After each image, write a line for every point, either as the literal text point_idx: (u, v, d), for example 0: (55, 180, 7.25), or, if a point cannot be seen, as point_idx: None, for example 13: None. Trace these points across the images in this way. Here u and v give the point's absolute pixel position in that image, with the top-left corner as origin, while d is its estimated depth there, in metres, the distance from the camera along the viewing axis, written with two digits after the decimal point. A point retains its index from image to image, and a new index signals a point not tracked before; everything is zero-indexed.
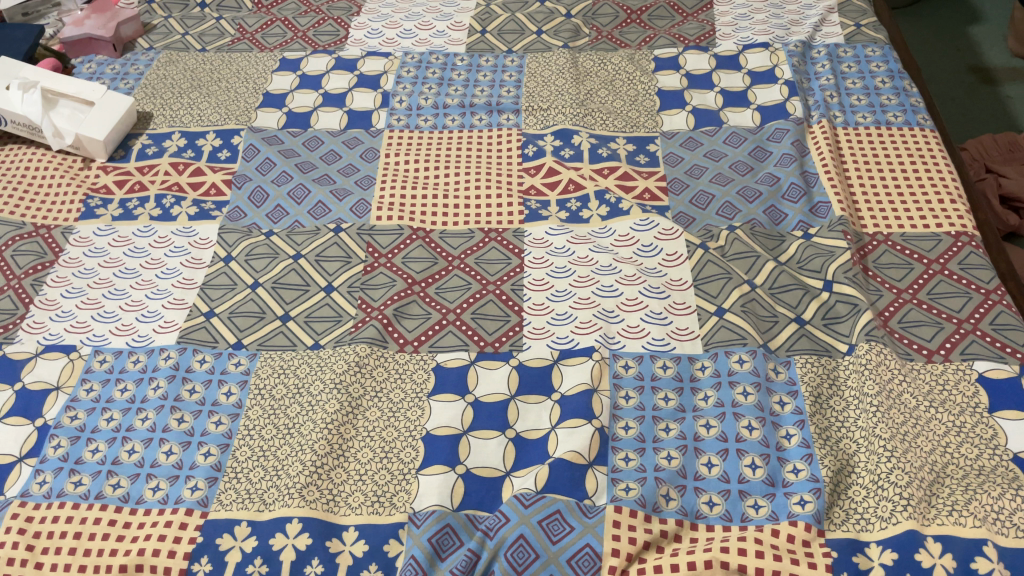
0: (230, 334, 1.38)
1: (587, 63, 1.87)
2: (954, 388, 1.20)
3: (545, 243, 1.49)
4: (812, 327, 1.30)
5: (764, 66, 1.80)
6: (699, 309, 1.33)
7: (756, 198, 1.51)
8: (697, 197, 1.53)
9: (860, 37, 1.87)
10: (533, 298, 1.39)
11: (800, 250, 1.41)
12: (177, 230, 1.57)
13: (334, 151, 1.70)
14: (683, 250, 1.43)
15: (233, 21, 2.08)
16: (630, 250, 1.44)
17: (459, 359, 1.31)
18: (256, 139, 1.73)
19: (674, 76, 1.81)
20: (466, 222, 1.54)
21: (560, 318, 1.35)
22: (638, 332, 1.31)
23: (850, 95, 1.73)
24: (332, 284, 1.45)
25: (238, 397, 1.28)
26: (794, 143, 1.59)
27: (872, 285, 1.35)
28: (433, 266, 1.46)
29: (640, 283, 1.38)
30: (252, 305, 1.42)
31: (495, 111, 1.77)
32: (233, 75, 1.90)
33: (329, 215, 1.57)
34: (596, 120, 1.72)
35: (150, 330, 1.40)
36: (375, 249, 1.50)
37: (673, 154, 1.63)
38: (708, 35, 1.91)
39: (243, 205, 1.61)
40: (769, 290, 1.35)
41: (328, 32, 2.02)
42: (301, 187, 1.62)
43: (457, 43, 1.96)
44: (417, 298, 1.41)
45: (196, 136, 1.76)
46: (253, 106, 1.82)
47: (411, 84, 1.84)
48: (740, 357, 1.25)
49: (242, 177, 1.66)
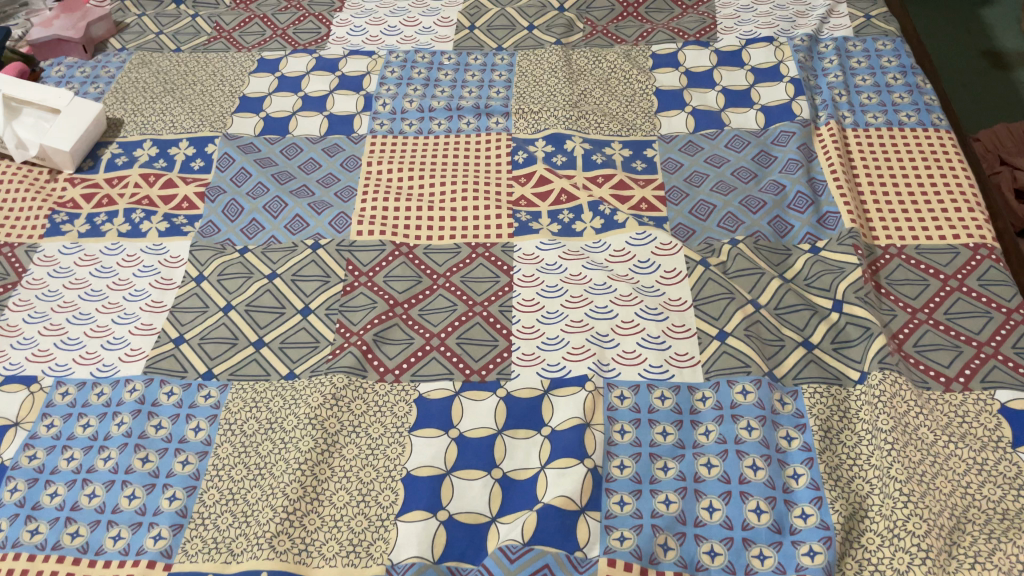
0: (200, 363, 1.30)
1: (581, 61, 1.77)
2: (975, 420, 1.11)
3: (536, 259, 1.40)
4: (821, 352, 1.21)
5: (767, 63, 1.70)
6: (699, 332, 1.24)
7: (760, 208, 1.42)
8: (697, 208, 1.44)
9: (870, 30, 1.76)
10: (522, 320, 1.31)
11: (807, 265, 1.32)
12: (147, 247, 1.48)
13: (313, 160, 1.61)
14: (682, 266, 1.34)
15: (209, 19, 1.98)
16: (626, 267, 1.36)
17: (443, 390, 1.22)
18: (231, 147, 1.64)
19: (673, 74, 1.71)
20: (452, 236, 1.45)
21: (550, 343, 1.27)
22: (634, 358, 1.23)
23: (860, 94, 1.63)
24: (309, 306, 1.36)
25: (207, 433, 1.20)
26: (800, 147, 1.49)
27: (885, 304, 1.26)
28: (416, 285, 1.38)
29: (636, 304, 1.29)
30: (224, 330, 1.34)
31: (484, 114, 1.67)
32: (209, 78, 1.81)
33: (306, 230, 1.48)
34: (589, 123, 1.63)
35: (116, 358, 1.32)
36: (355, 267, 1.41)
37: (672, 160, 1.53)
38: (709, 28, 1.81)
39: (216, 219, 1.52)
40: (775, 311, 1.26)
41: (308, 29, 1.92)
42: (278, 200, 1.53)
43: (444, 40, 1.86)
44: (399, 321, 1.32)
45: (168, 144, 1.67)
46: (228, 111, 1.73)
47: (395, 85, 1.75)
48: (744, 388, 1.16)
49: (215, 188, 1.57)
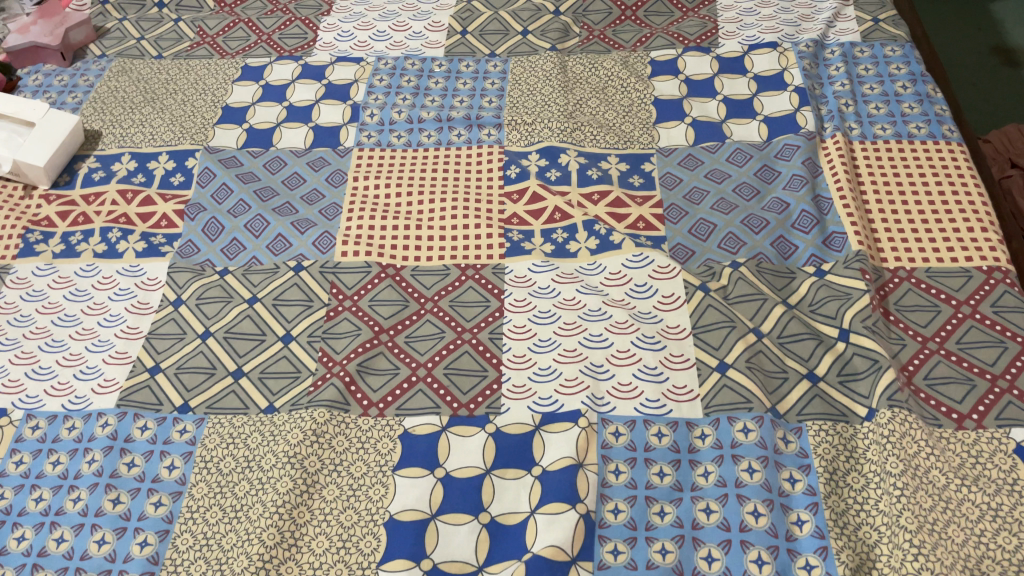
0: (175, 395, 1.24)
1: (577, 68, 1.70)
2: (989, 461, 1.05)
3: (528, 282, 1.33)
4: (826, 385, 1.15)
5: (771, 70, 1.63)
6: (699, 363, 1.18)
7: (762, 227, 1.35)
8: (696, 227, 1.38)
9: (878, 34, 1.69)
10: (513, 348, 1.25)
11: (812, 290, 1.26)
12: (123, 269, 1.43)
13: (298, 175, 1.55)
14: (681, 290, 1.27)
15: (192, 23, 1.91)
16: (621, 291, 1.29)
17: (430, 425, 1.16)
18: (212, 161, 1.58)
19: (672, 82, 1.64)
20: (440, 257, 1.39)
21: (542, 374, 1.21)
22: (630, 391, 1.17)
23: (867, 103, 1.56)
24: (290, 333, 1.30)
25: (181, 471, 1.15)
26: (805, 162, 1.43)
27: (894, 332, 1.20)
28: (402, 310, 1.32)
29: (632, 332, 1.23)
30: (201, 359, 1.28)
31: (475, 125, 1.60)
32: (191, 87, 1.75)
33: (289, 250, 1.42)
34: (585, 135, 1.56)
35: (88, 390, 1.26)
36: (339, 290, 1.35)
37: (670, 175, 1.47)
38: (710, 33, 1.74)
39: (196, 238, 1.46)
40: (778, 340, 1.20)
41: (294, 34, 1.86)
42: (259, 218, 1.47)
43: (435, 46, 1.79)
44: (384, 349, 1.27)
45: (147, 158, 1.60)
46: (210, 122, 1.66)
47: (384, 94, 1.68)
48: (745, 425, 1.10)
49: (195, 205, 1.51)
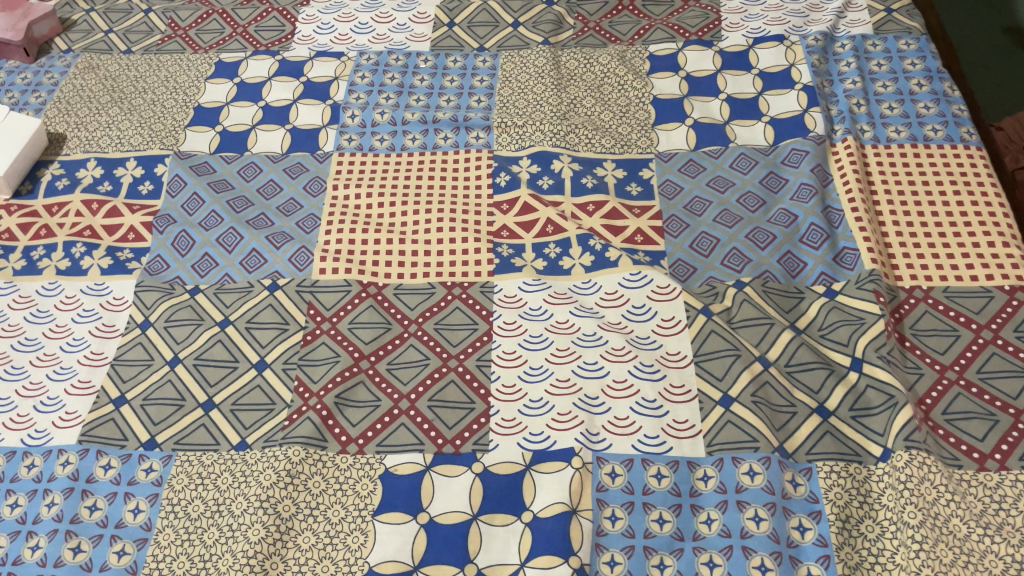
0: (142, 430, 1.16)
1: (570, 64, 1.60)
2: (1013, 508, 0.98)
3: (518, 303, 1.25)
4: (838, 421, 1.07)
5: (777, 66, 1.53)
6: (701, 396, 1.10)
7: (769, 242, 1.27)
8: (698, 242, 1.29)
9: (891, 26, 1.59)
10: (502, 377, 1.17)
11: (821, 312, 1.17)
12: (88, 287, 1.34)
13: (274, 183, 1.46)
14: (681, 313, 1.19)
15: (164, 14, 1.80)
16: (618, 314, 1.21)
17: (412, 464, 1.09)
18: (183, 168, 1.48)
19: (672, 79, 1.54)
20: (425, 274, 1.31)
21: (533, 406, 1.13)
22: (627, 427, 1.09)
23: (880, 102, 1.46)
24: (264, 359, 1.22)
25: (147, 516, 1.07)
26: (814, 170, 1.34)
27: (910, 361, 1.12)
28: (384, 333, 1.24)
29: (629, 360, 1.15)
30: (170, 389, 1.20)
31: (463, 128, 1.51)
32: (160, 85, 1.65)
33: (264, 267, 1.33)
34: (579, 138, 1.47)
35: (49, 423, 1.18)
36: (317, 311, 1.27)
37: (670, 183, 1.38)
38: (713, 25, 1.63)
39: (165, 253, 1.37)
40: (785, 369, 1.12)
41: (271, 26, 1.75)
42: (232, 232, 1.38)
43: (421, 39, 1.68)
44: (364, 379, 1.19)
45: (114, 164, 1.51)
46: (181, 124, 1.57)
47: (366, 93, 1.58)
48: (751, 467, 1.02)
49: (165, 217, 1.42)
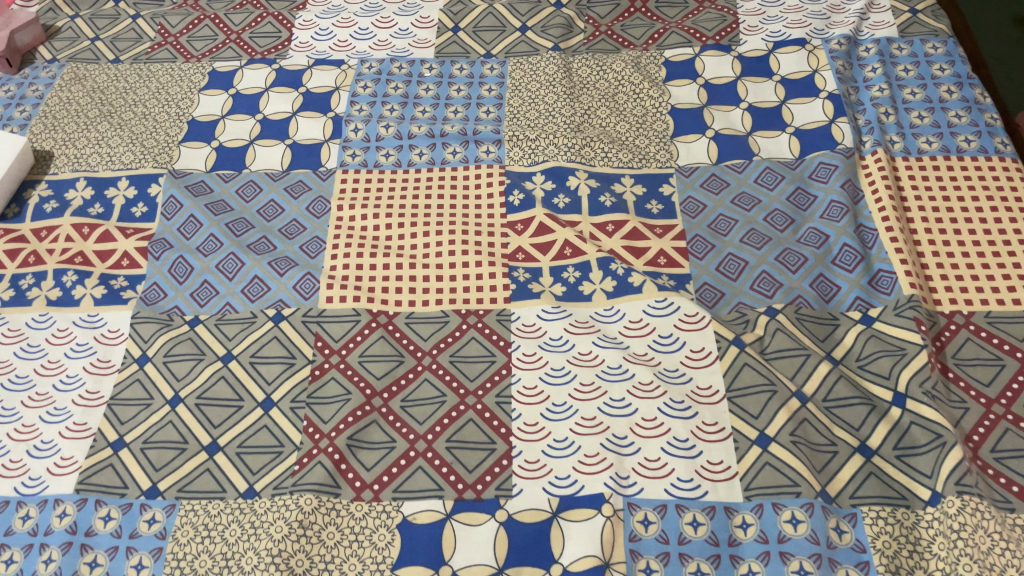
0: (143, 477, 1.10)
1: (583, 71, 1.53)
2: None
3: (538, 332, 1.19)
4: (882, 461, 1.01)
5: (799, 72, 1.47)
6: (736, 435, 1.05)
7: (800, 265, 1.20)
8: (724, 264, 1.23)
9: (916, 28, 1.53)
10: (523, 415, 1.10)
11: (859, 341, 1.12)
12: (81, 319, 1.27)
13: (274, 203, 1.38)
14: (711, 344, 1.13)
15: (152, 20, 1.72)
16: (644, 345, 1.15)
17: (432, 512, 1.03)
18: (178, 188, 1.41)
19: (690, 87, 1.48)
20: (438, 301, 1.24)
21: (558, 446, 1.07)
22: (659, 469, 1.03)
23: (909, 111, 1.40)
24: (270, 398, 1.15)
25: (151, 572, 1.01)
26: (845, 186, 1.28)
27: (954, 394, 1.06)
28: (397, 367, 1.17)
29: (658, 396, 1.09)
30: (171, 431, 1.14)
31: (472, 141, 1.44)
32: (152, 97, 1.57)
33: (267, 295, 1.26)
34: (595, 151, 1.40)
35: (44, 470, 1.11)
36: (325, 344, 1.20)
37: (692, 201, 1.32)
38: (731, 28, 1.56)
39: (162, 281, 1.30)
40: (824, 404, 1.06)
41: (266, 32, 1.67)
42: (233, 257, 1.31)
43: (424, 45, 1.61)
44: (378, 418, 1.12)
45: (105, 184, 1.43)
46: (175, 140, 1.49)
47: (368, 104, 1.51)
48: (794, 515, 0.97)
49: (160, 241, 1.34)
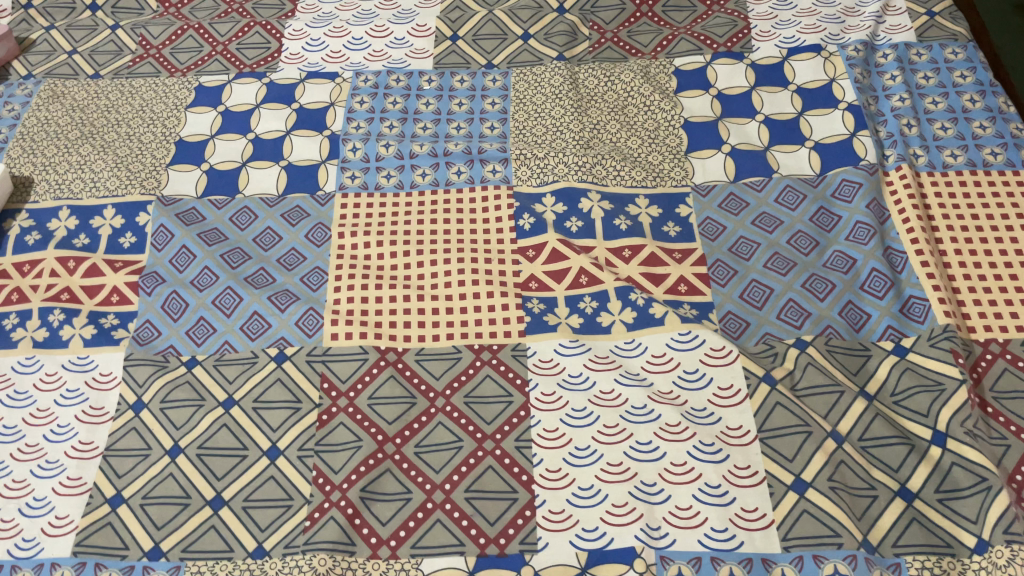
0: (144, 536, 1.03)
1: (589, 82, 1.46)
2: None
3: (556, 369, 1.13)
4: (924, 505, 0.97)
5: (816, 81, 1.41)
6: (770, 479, 1.00)
7: (827, 292, 1.15)
8: (748, 291, 1.17)
9: (935, 32, 1.47)
10: (545, 460, 1.05)
11: (893, 375, 1.07)
12: (70, 361, 1.19)
13: (271, 231, 1.31)
14: (740, 380, 1.07)
15: (133, 31, 1.64)
16: (668, 382, 1.09)
17: (454, 570, 0.97)
18: (168, 216, 1.33)
19: (703, 99, 1.41)
20: (449, 336, 1.18)
21: (583, 494, 1.01)
22: (691, 518, 0.98)
23: (932, 122, 1.34)
24: (276, 446, 1.09)
25: None
26: (870, 205, 1.22)
27: (995, 430, 1.02)
28: (409, 410, 1.11)
29: (687, 438, 1.04)
30: (172, 485, 1.07)
31: (477, 160, 1.37)
32: (135, 116, 1.48)
33: (268, 333, 1.19)
34: (607, 169, 1.34)
35: (38, 530, 1.04)
36: (332, 385, 1.14)
37: (711, 223, 1.26)
38: (742, 33, 1.50)
39: (155, 319, 1.23)
40: (860, 444, 1.01)
41: (254, 43, 1.59)
42: (230, 292, 1.24)
43: (422, 55, 1.54)
44: (392, 466, 1.06)
45: (90, 213, 1.35)
46: (162, 163, 1.41)
47: (366, 121, 1.44)
48: (836, 568, 0.92)
49: (151, 275, 1.27)
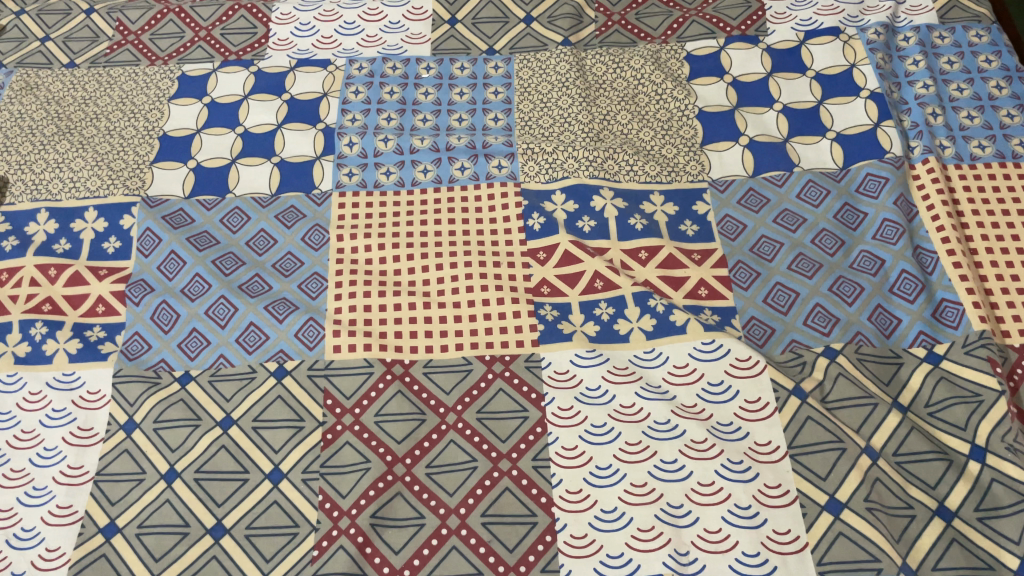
0: (141, 568, 0.97)
1: (597, 68, 1.39)
2: None
3: (573, 382, 1.07)
4: (964, 525, 0.93)
5: (835, 67, 1.34)
6: (803, 499, 0.95)
7: (855, 296, 1.10)
8: (773, 295, 1.12)
9: (957, 13, 1.41)
10: (565, 480, 1.00)
11: (928, 385, 1.02)
12: (55, 378, 1.12)
13: (265, 234, 1.24)
14: (769, 394, 1.02)
15: (109, 15, 1.54)
16: (692, 394, 1.04)
17: None
18: (155, 219, 1.25)
19: (717, 86, 1.34)
20: (458, 346, 1.12)
21: (606, 518, 0.96)
22: (722, 542, 0.93)
23: (958, 110, 1.28)
24: (279, 468, 1.03)
25: None
26: (897, 202, 1.17)
27: None
28: (419, 427, 1.05)
29: (714, 456, 0.99)
30: (169, 512, 1.01)
31: (482, 155, 1.30)
32: (115, 109, 1.39)
33: (266, 346, 1.13)
34: (619, 164, 1.27)
35: (28, 563, 0.98)
36: (336, 402, 1.08)
37: (730, 221, 1.20)
38: (757, 15, 1.43)
39: (144, 331, 1.16)
40: (895, 461, 0.97)
41: (240, 28, 1.50)
42: (224, 302, 1.16)
43: (419, 40, 1.46)
44: (403, 489, 1.01)
45: (71, 216, 1.27)
46: (146, 160, 1.33)
47: (362, 113, 1.36)
48: None
49: (139, 284, 1.20)
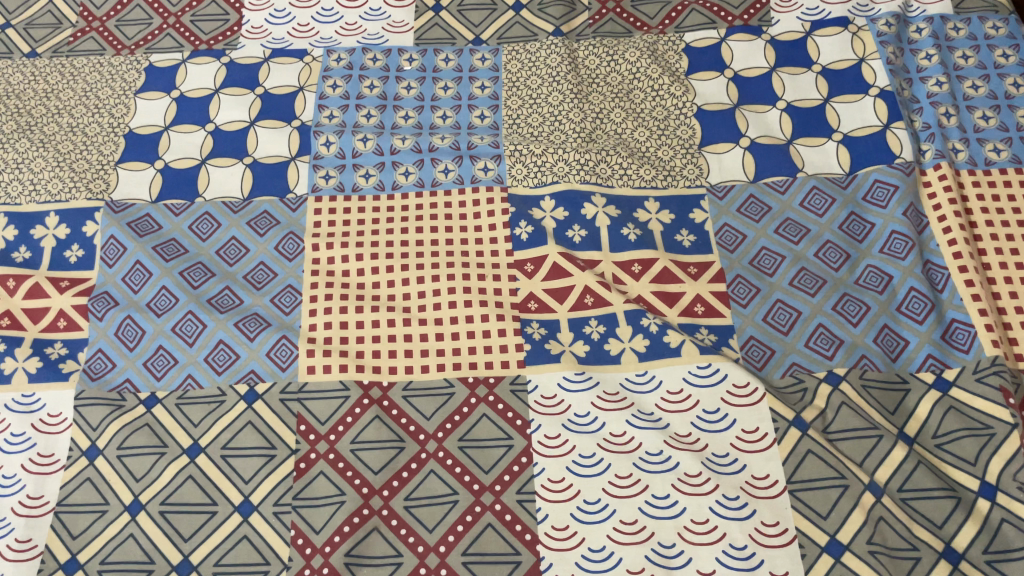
0: None
1: (590, 61, 1.31)
2: None
3: (560, 407, 1.01)
4: (972, 568, 0.88)
5: (843, 61, 1.26)
6: (802, 539, 0.90)
7: (860, 316, 1.04)
8: (773, 313, 1.05)
9: (972, 2, 1.32)
10: (551, 516, 0.94)
11: (936, 415, 0.96)
12: (14, 400, 1.06)
13: (237, 242, 1.17)
14: (767, 424, 0.97)
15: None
16: (686, 423, 0.98)
17: None
18: (119, 225, 1.18)
19: (717, 82, 1.27)
20: (440, 367, 1.06)
21: (594, 557, 0.91)
22: None
23: (972, 110, 1.21)
24: (249, 500, 0.98)
25: None
26: (907, 212, 1.10)
27: None
28: (398, 456, 0.99)
29: (708, 491, 0.93)
30: (133, 548, 0.96)
31: (466, 156, 1.22)
32: (78, 102, 1.31)
33: (237, 366, 1.06)
34: (612, 167, 1.20)
35: None
36: (310, 429, 1.02)
37: (729, 231, 1.13)
38: (760, 3, 1.34)
39: (108, 349, 1.09)
40: (901, 498, 0.91)
41: (210, 14, 1.41)
42: (192, 318, 1.10)
43: (400, 28, 1.37)
44: (380, 524, 0.95)
45: (31, 222, 1.20)
46: (110, 160, 1.25)
47: (340, 109, 1.28)
48: None
49: (102, 297, 1.13)
